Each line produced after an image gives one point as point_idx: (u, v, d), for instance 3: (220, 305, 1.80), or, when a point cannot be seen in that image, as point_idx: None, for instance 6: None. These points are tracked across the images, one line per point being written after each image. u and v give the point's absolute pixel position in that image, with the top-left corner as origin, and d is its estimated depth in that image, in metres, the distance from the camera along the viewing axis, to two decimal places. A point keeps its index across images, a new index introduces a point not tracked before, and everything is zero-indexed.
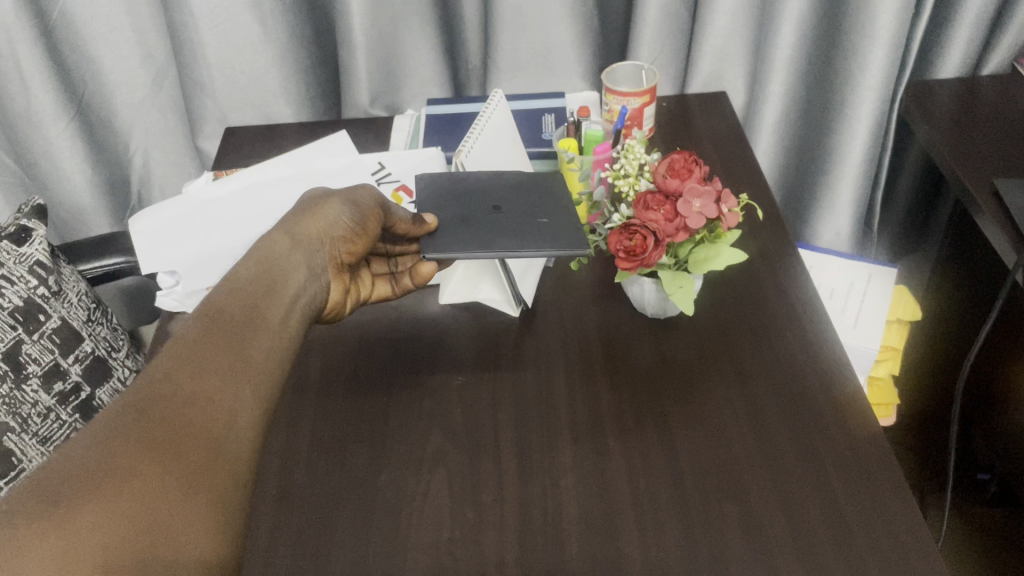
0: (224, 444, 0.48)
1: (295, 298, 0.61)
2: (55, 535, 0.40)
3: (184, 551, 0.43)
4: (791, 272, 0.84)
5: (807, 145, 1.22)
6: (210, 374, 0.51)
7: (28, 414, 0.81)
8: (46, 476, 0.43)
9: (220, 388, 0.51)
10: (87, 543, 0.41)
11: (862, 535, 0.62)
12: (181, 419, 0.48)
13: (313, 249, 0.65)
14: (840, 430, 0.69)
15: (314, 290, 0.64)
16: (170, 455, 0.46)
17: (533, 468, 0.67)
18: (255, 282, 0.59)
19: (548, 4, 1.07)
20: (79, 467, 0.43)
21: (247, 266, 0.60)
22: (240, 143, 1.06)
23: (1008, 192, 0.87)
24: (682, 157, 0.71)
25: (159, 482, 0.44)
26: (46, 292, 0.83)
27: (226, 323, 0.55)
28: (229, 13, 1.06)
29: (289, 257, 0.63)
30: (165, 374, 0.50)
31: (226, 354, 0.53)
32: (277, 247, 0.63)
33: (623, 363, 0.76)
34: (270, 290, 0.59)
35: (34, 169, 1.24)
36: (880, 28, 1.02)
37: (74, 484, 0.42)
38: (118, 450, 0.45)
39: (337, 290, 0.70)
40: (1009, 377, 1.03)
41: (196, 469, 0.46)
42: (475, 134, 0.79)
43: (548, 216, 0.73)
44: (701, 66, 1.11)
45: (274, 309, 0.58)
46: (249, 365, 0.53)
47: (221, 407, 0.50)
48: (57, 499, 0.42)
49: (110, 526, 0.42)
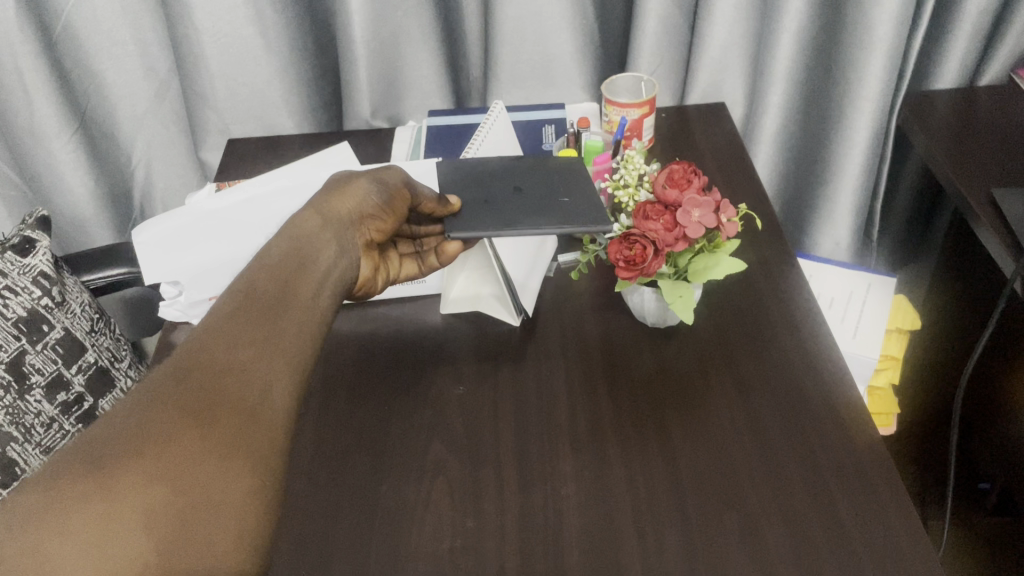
0: (262, 412, 0.48)
1: (326, 274, 0.59)
2: (99, 493, 0.41)
3: (225, 510, 0.44)
4: (789, 280, 0.84)
5: (806, 156, 1.23)
6: (245, 345, 0.50)
7: (32, 424, 0.81)
8: (90, 439, 0.43)
9: (255, 358, 0.50)
10: (131, 501, 0.41)
11: (862, 545, 0.62)
12: (218, 387, 0.47)
13: (342, 226, 0.64)
14: (842, 441, 0.69)
15: (346, 264, 0.62)
16: (208, 421, 0.46)
17: (534, 477, 0.67)
18: (287, 257, 0.58)
19: (548, 16, 1.08)
20: (120, 431, 0.43)
21: (277, 245, 0.58)
22: (242, 155, 1.07)
23: (1006, 201, 0.88)
24: (680, 168, 0.71)
25: (198, 447, 0.44)
26: (49, 303, 0.84)
27: (259, 295, 0.54)
28: (232, 26, 1.07)
29: (319, 237, 0.61)
30: (201, 344, 0.49)
31: (260, 325, 0.52)
32: (306, 225, 0.61)
33: (623, 371, 0.76)
34: (301, 269, 0.57)
35: (36, 183, 1.25)
36: (877, 41, 1.03)
37: (116, 447, 0.43)
38: (157, 417, 0.45)
39: (364, 268, 0.69)
40: (1009, 390, 1.04)
41: (234, 435, 0.46)
42: (472, 148, 0.80)
43: (568, 195, 0.73)
44: (699, 77, 1.12)
45: (305, 287, 0.56)
46: (283, 338, 0.52)
47: (256, 377, 0.49)
48: (99, 461, 0.42)
49: (151, 486, 0.42)
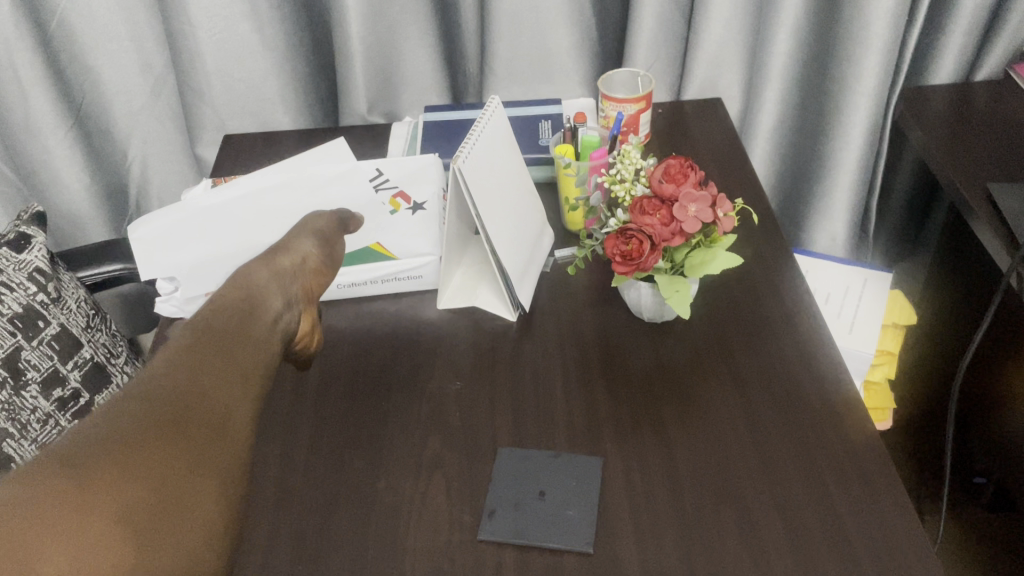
0: (225, 424, 0.50)
1: (273, 323, 0.64)
2: (75, 491, 0.41)
3: (197, 511, 0.45)
4: (785, 275, 0.85)
5: (802, 152, 1.23)
6: (207, 369, 0.53)
7: (28, 420, 0.81)
8: (60, 447, 0.44)
9: (216, 382, 0.52)
10: (106, 498, 0.42)
11: (859, 538, 0.62)
12: (183, 402, 0.49)
13: (286, 279, 0.69)
14: (838, 436, 0.69)
15: (289, 316, 0.67)
16: (176, 430, 0.47)
17: (531, 471, 0.68)
18: (236, 304, 0.62)
19: (544, 12, 1.08)
20: (91, 438, 0.44)
21: (228, 290, 0.64)
22: (239, 150, 1.07)
23: (1002, 197, 0.88)
24: (677, 162, 0.71)
25: (170, 453, 0.46)
26: (45, 298, 0.84)
27: (214, 331, 0.57)
28: (227, 21, 1.07)
29: (267, 287, 0.66)
30: (163, 368, 0.51)
31: (217, 354, 0.55)
32: (256, 277, 0.67)
33: (619, 366, 0.76)
34: (252, 310, 0.63)
35: (31, 179, 1.25)
36: (873, 36, 1.04)
37: (89, 451, 0.43)
38: (127, 425, 0.46)
39: (307, 320, 0.71)
40: (1005, 384, 1.04)
41: (203, 444, 0.48)
42: (471, 140, 0.75)
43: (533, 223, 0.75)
44: (695, 73, 1.12)
45: (257, 330, 0.61)
46: (240, 365, 0.55)
47: (219, 397, 0.51)
48: (73, 463, 0.43)
49: (125, 485, 0.43)
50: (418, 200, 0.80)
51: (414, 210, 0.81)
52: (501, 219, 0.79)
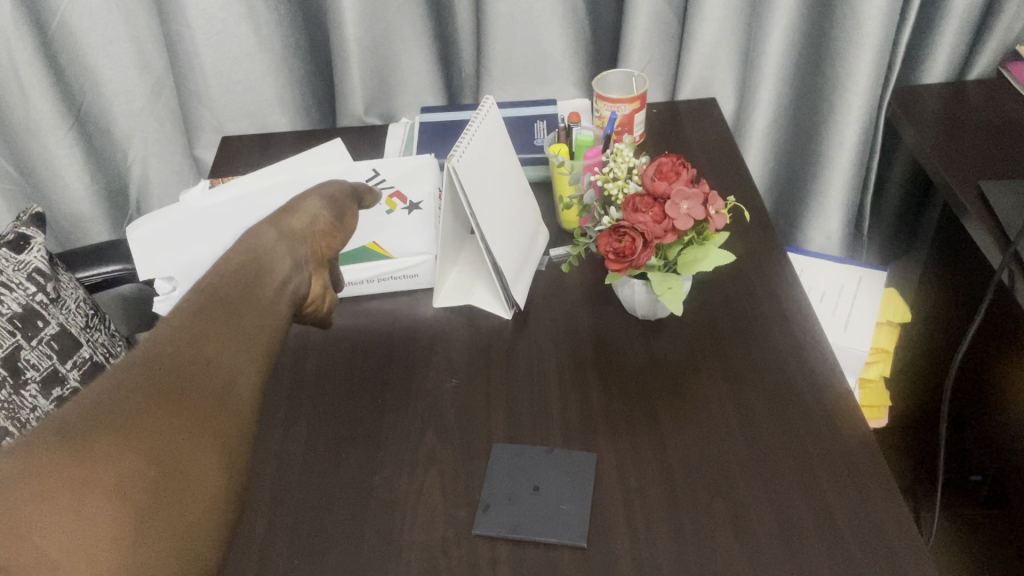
0: (226, 397, 0.50)
1: (282, 285, 0.63)
2: (72, 462, 0.41)
3: (196, 484, 0.45)
4: (779, 272, 0.85)
5: (796, 150, 1.24)
6: (210, 339, 0.52)
7: (27, 419, 0.81)
8: (60, 417, 0.44)
9: (221, 352, 0.52)
10: (105, 471, 0.42)
11: (851, 534, 0.62)
12: (185, 373, 0.49)
13: (296, 240, 0.68)
14: (829, 432, 0.70)
15: (298, 280, 0.66)
16: (176, 402, 0.47)
17: (525, 466, 0.68)
18: (243, 267, 0.61)
19: (538, 13, 1.08)
20: (92, 408, 0.44)
21: (234, 253, 0.62)
22: (237, 152, 1.08)
23: (993, 194, 0.89)
24: (669, 161, 0.72)
25: (169, 424, 0.46)
26: (44, 298, 0.84)
27: (221, 296, 0.57)
28: (225, 23, 1.08)
29: (276, 248, 0.65)
30: (166, 337, 0.51)
31: (223, 321, 0.54)
32: (265, 238, 0.65)
33: (613, 361, 0.77)
34: (259, 273, 0.61)
35: (32, 179, 1.25)
36: (865, 35, 1.04)
37: (88, 423, 0.43)
38: (126, 397, 0.46)
39: (317, 283, 0.70)
40: (999, 381, 1.05)
41: (203, 417, 0.48)
42: (466, 139, 0.75)
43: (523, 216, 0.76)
44: (689, 73, 1.13)
45: (265, 291, 0.60)
46: (245, 333, 0.55)
47: (221, 367, 0.51)
48: (71, 434, 0.42)
49: (125, 458, 0.43)
50: (415, 200, 0.81)
51: (410, 211, 0.82)
52: (496, 217, 0.79)
